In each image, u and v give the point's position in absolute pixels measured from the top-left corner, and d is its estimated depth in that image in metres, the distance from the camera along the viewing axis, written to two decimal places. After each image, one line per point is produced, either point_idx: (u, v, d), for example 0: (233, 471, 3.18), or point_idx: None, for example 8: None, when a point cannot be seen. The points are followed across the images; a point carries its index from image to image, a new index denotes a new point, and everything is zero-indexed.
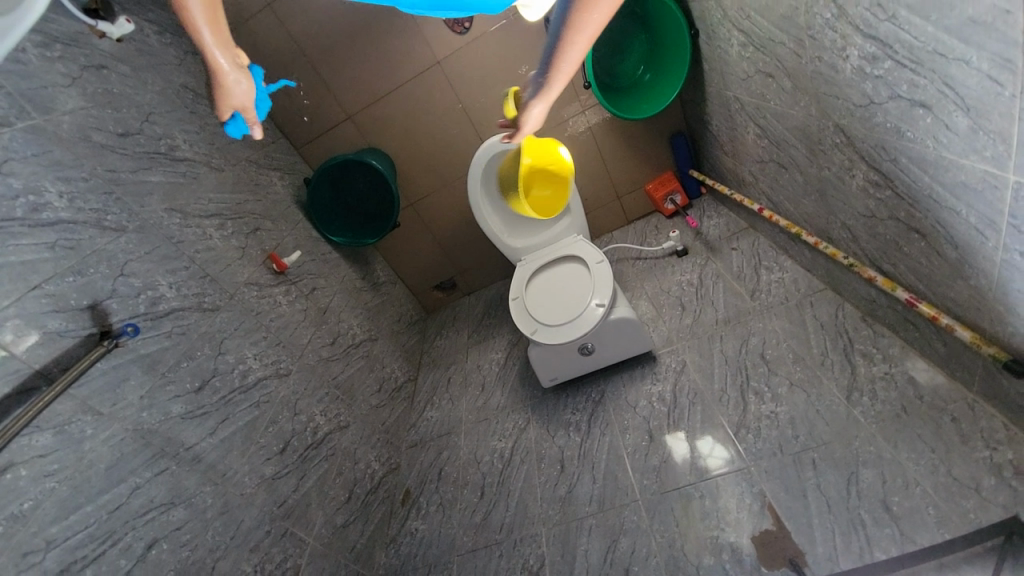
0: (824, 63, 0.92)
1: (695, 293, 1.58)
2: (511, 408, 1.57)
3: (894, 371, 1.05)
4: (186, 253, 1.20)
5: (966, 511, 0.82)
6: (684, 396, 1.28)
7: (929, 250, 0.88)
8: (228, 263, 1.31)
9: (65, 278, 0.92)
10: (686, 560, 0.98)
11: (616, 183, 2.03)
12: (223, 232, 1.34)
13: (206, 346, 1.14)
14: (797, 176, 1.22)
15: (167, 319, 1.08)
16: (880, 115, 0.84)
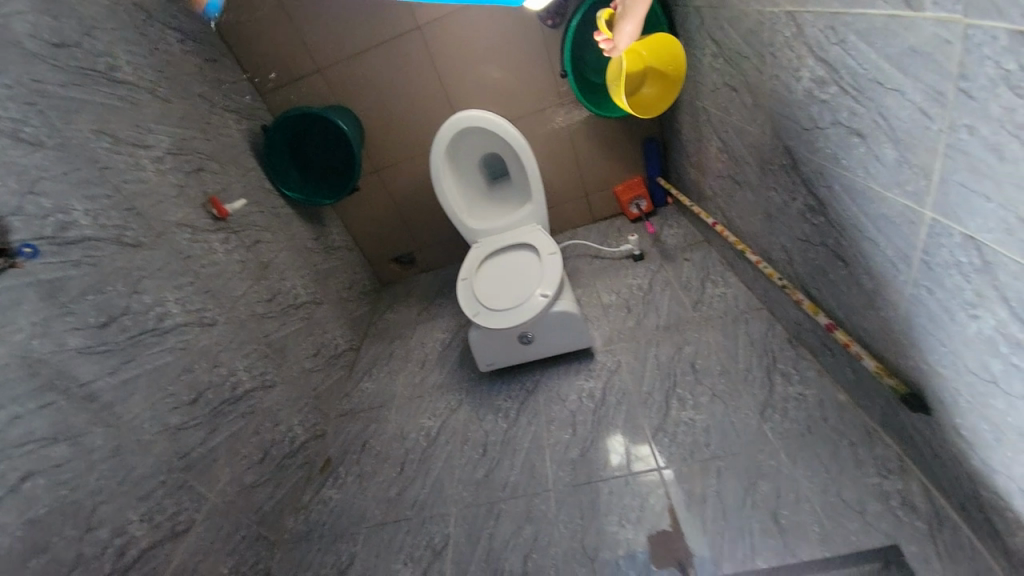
0: (781, 82, 0.93)
1: (642, 297, 1.60)
2: (446, 388, 1.55)
3: (807, 392, 1.09)
4: (112, 181, 1.12)
5: (848, 532, 0.85)
6: (613, 394, 1.30)
7: (850, 278, 0.91)
8: (160, 199, 1.23)
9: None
10: (583, 551, 0.98)
11: (586, 180, 2.03)
12: (160, 166, 1.26)
13: (121, 281, 1.07)
14: (749, 194, 1.25)
15: (78, 246, 1.01)
16: (822, 140, 0.86)
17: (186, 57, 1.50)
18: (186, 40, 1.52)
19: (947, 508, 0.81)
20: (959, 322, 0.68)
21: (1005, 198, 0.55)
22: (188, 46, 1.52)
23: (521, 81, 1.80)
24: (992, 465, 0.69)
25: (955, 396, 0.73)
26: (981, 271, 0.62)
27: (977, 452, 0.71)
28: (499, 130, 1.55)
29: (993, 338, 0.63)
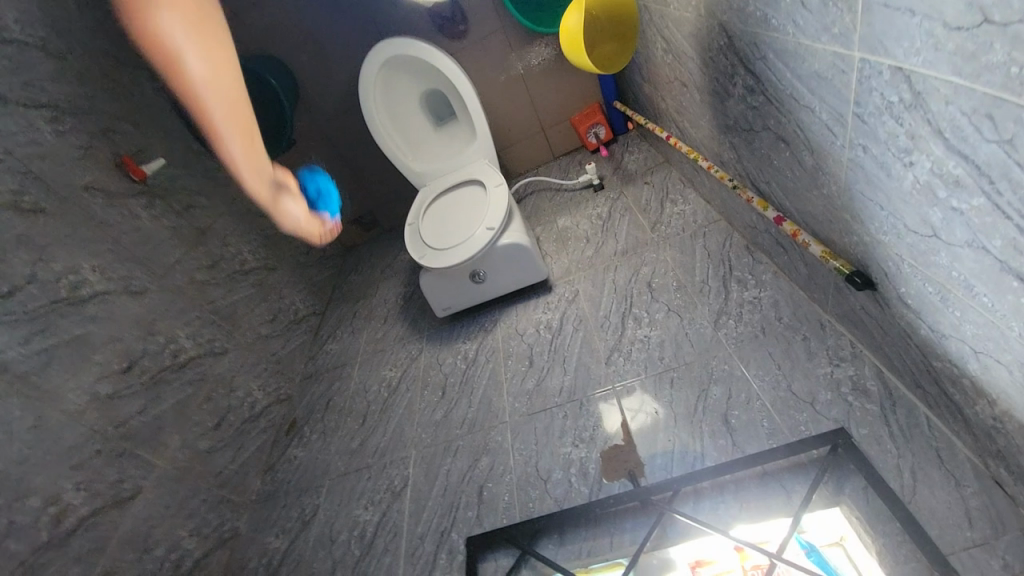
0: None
1: (601, 225, 1.53)
2: (407, 339, 1.51)
3: (762, 296, 1.04)
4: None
5: (798, 423, 0.81)
6: (569, 323, 1.25)
7: (792, 160, 0.83)
8: (61, 162, 1.14)
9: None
10: (537, 474, 0.96)
11: (540, 114, 1.91)
12: (58, 127, 1.16)
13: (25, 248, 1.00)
14: (695, 95, 1.16)
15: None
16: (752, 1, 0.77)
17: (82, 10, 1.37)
18: None
19: (901, 388, 0.77)
20: (896, 176, 0.61)
21: (929, 3, 0.46)
22: None
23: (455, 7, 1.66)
24: (939, 330, 0.64)
25: (899, 264, 0.67)
26: (913, 106, 0.55)
27: (924, 319, 0.66)
28: (429, 56, 1.43)
29: (931, 184, 0.56)
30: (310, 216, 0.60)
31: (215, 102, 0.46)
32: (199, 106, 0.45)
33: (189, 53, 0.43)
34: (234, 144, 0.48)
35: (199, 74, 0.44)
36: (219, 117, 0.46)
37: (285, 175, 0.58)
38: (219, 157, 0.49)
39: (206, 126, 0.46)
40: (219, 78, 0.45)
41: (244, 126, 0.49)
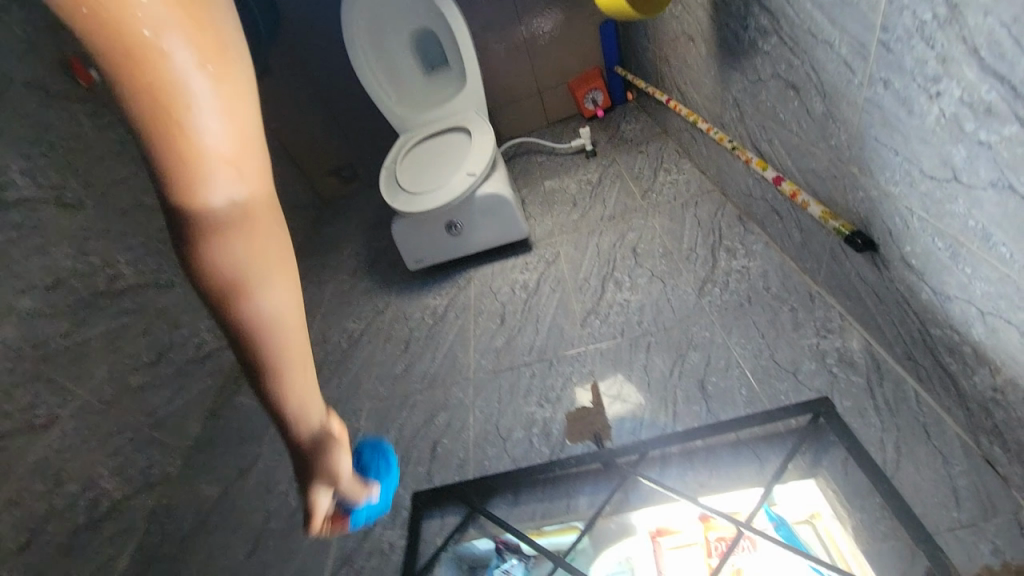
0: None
1: (590, 190, 1.45)
2: (374, 292, 1.41)
3: (751, 265, 0.98)
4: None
5: (778, 391, 0.76)
6: (547, 284, 1.17)
7: (801, 110, 0.77)
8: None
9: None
10: (496, 433, 0.89)
11: (538, 72, 1.81)
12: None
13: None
14: (702, 50, 1.08)
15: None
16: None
17: None
18: None
19: (890, 361, 0.72)
20: (919, 113, 0.55)
21: None
22: None
23: None
24: (942, 291, 0.59)
25: (907, 218, 0.61)
26: (949, 22, 0.48)
27: (927, 281, 0.61)
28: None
29: (959, 116, 0.50)
30: (345, 506, 0.39)
31: (274, 342, 0.31)
32: (263, 356, 0.31)
33: (262, 290, 0.29)
34: (293, 393, 0.33)
35: (269, 315, 0.30)
36: (285, 364, 0.32)
37: (339, 425, 0.39)
38: (266, 402, 0.34)
39: (266, 368, 0.32)
40: (296, 316, 0.32)
41: (308, 365, 0.34)
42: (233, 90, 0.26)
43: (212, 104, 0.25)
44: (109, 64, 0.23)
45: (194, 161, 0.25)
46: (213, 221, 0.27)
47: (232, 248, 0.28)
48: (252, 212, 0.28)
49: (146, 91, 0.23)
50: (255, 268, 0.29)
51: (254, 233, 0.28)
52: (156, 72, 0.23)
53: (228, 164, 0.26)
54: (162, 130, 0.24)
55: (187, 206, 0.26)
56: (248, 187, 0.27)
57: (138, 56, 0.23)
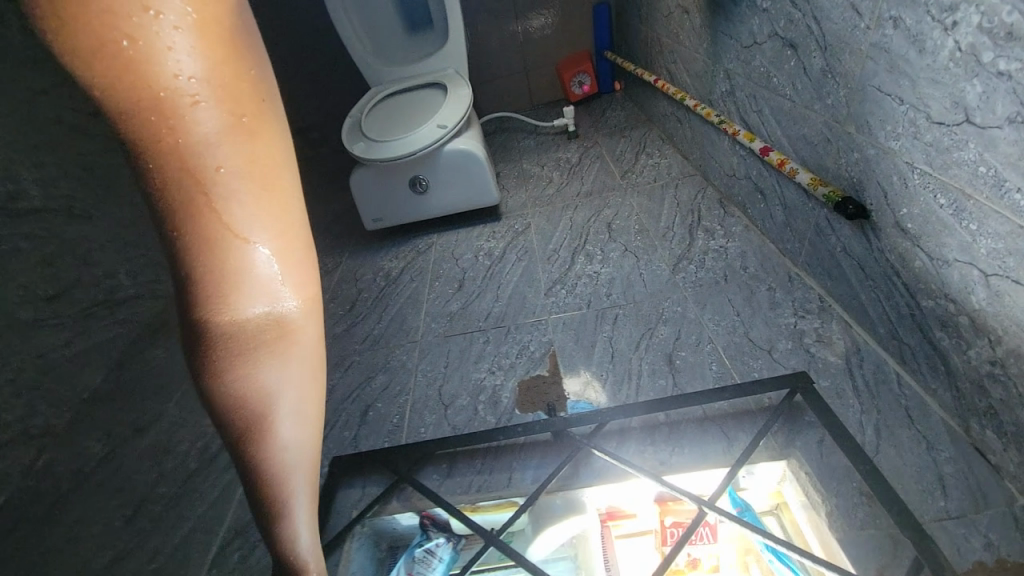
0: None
1: (568, 168, 1.38)
2: (325, 251, 1.29)
3: (729, 245, 0.92)
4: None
5: (751, 369, 0.69)
6: (513, 253, 1.08)
7: (797, 70, 0.71)
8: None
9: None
10: (438, 400, 0.78)
11: (525, 49, 1.73)
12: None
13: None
14: (696, 21, 1.03)
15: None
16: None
17: None
18: None
19: (872, 343, 0.66)
20: (931, 50, 0.49)
21: None
22: None
23: None
24: (940, 255, 0.53)
25: (906, 175, 0.56)
26: None
27: (922, 246, 0.55)
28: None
29: (977, 47, 0.44)
30: None
31: (282, 461, 0.29)
32: (264, 469, 0.29)
33: (277, 401, 0.28)
34: (290, 509, 0.30)
35: (281, 430, 0.28)
36: (286, 479, 0.29)
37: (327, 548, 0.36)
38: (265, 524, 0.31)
39: (269, 494, 0.29)
40: (308, 429, 0.29)
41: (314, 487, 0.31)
42: (271, 188, 0.25)
43: (249, 202, 0.24)
44: (154, 173, 0.22)
45: (236, 278, 0.24)
46: (239, 322, 0.25)
47: (252, 353, 0.26)
48: (279, 314, 0.27)
49: (187, 198, 0.23)
50: (273, 377, 0.27)
51: (280, 339, 0.27)
52: (200, 172, 0.23)
53: (262, 264, 0.25)
54: (206, 240, 0.24)
55: (215, 318, 0.25)
56: (282, 289, 0.26)
57: (187, 168, 0.23)
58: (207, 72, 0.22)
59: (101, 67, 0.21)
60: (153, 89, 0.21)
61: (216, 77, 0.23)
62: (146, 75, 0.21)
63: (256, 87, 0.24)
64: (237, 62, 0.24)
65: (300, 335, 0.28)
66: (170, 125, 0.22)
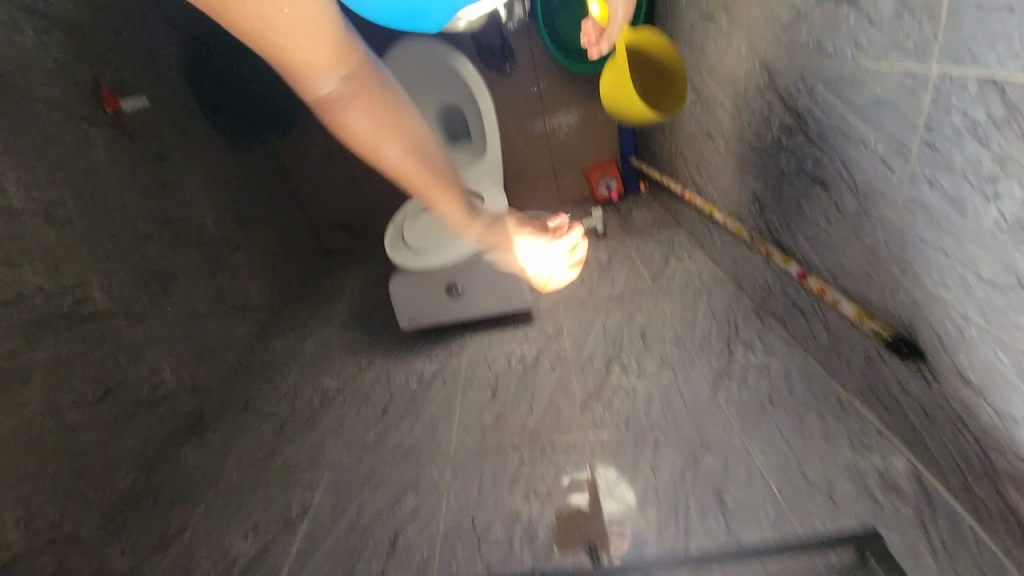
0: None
1: (599, 268, 1.40)
2: (360, 348, 1.32)
3: (772, 362, 0.90)
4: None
5: (812, 516, 0.64)
6: (546, 359, 1.08)
7: (830, 205, 0.74)
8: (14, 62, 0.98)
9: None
10: (472, 528, 0.75)
11: (555, 155, 1.87)
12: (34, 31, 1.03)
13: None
14: (720, 146, 1.09)
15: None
16: (818, 23, 0.70)
17: None
18: None
19: (943, 492, 0.61)
20: (973, 213, 0.50)
21: None
22: None
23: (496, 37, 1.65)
24: (1008, 412, 0.50)
25: (961, 325, 0.55)
26: (1004, 122, 0.45)
27: (989, 399, 0.53)
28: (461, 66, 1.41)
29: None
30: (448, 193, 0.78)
31: (371, 147, 0.63)
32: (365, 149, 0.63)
33: (356, 121, 0.60)
34: (399, 172, 0.66)
35: (364, 139, 0.62)
36: (390, 162, 0.64)
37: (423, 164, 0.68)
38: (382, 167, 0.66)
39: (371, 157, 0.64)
40: (370, 126, 0.61)
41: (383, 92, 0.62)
42: (299, 5, 0.49)
43: (288, 17, 0.49)
44: (252, 30, 0.50)
45: (306, 72, 0.55)
46: (339, 117, 0.59)
47: (354, 134, 0.61)
48: (354, 108, 0.59)
49: (280, 57, 0.53)
50: (361, 136, 0.62)
51: (357, 107, 0.59)
52: (271, 35, 0.50)
53: (326, 82, 0.56)
54: (291, 64, 0.54)
55: (315, 96, 0.57)
56: (330, 81, 0.56)
57: (260, 26, 0.49)
58: None
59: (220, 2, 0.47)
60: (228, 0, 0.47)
61: None
62: None
63: None
64: None
65: (387, 118, 0.62)
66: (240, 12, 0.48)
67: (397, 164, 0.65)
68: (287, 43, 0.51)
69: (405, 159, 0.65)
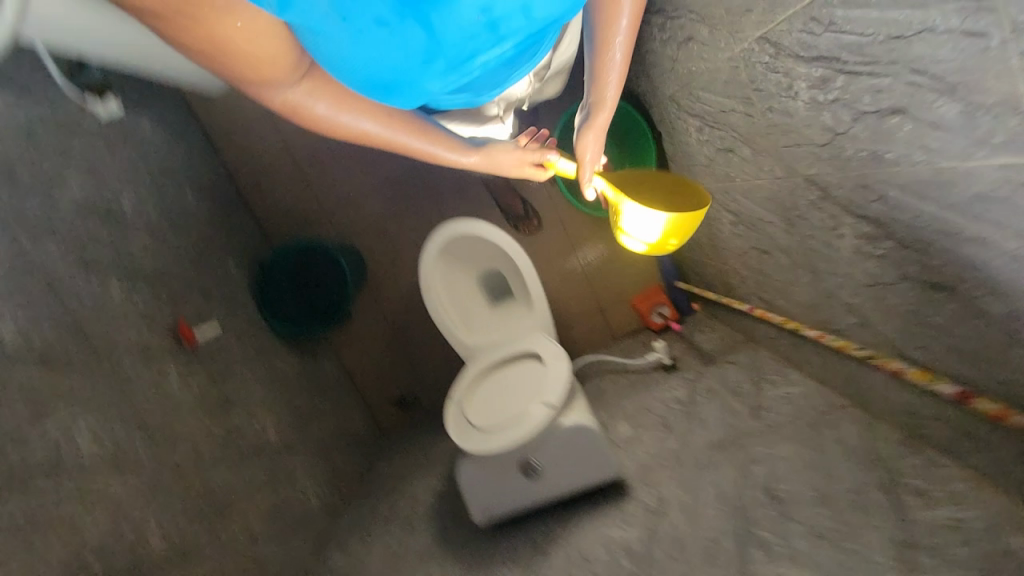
0: (785, 103, 0.80)
1: (682, 412, 1.20)
2: (430, 557, 1.13)
3: (969, 516, 0.67)
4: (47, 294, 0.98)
5: None
6: (661, 546, 0.91)
7: (967, 312, 0.63)
8: (106, 314, 1.08)
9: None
10: None
11: (598, 294, 1.84)
12: (127, 285, 1.17)
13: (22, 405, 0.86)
14: (783, 261, 1.02)
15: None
16: (863, 136, 0.68)
17: (200, 206, 1.55)
18: (204, 193, 1.60)
19: None
20: None
21: None
22: (204, 197, 1.60)
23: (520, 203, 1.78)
24: None
25: None
26: None
27: None
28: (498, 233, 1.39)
29: None
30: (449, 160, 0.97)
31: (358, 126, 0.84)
32: (354, 135, 0.85)
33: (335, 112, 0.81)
34: (384, 143, 0.88)
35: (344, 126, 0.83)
36: (371, 138, 0.87)
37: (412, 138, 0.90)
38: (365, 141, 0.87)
39: (356, 134, 0.85)
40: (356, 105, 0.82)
41: (364, 101, 0.82)
42: (267, 43, 0.65)
43: (261, 55, 0.66)
44: (227, 59, 0.65)
45: (270, 80, 0.72)
46: (305, 116, 0.80)
47: (330, 120, 0.81)
48: (319, 107, 0.79)
49: (244, 72, 0.68)
50: (337, 119, 0.82)
51: (327, 95, 0.79)
52: (244, 62, 0.66)
53: (292, 82, 0.75)
54: (259, 78, 0.71)
55: (281, 94, 0.76)
56: (295, 84, 0.76)
57: (240, 61, 0.66)
58: (225, 20, 0.60)
59: (200, 39, 0.62)
60: (215, 37, 0.61)
61: (227, 23, 0.60)
62: (204, 36, 0.61)
63: (239, 21, 0.60)
64: (231, 16, 0.59)
65: (357, 103, 0.81)
66: (223, 50, 0.63)
67: (370, 130, 0.85)
68: (258, 64, 0.68)
69: (381, 133, 0.86)
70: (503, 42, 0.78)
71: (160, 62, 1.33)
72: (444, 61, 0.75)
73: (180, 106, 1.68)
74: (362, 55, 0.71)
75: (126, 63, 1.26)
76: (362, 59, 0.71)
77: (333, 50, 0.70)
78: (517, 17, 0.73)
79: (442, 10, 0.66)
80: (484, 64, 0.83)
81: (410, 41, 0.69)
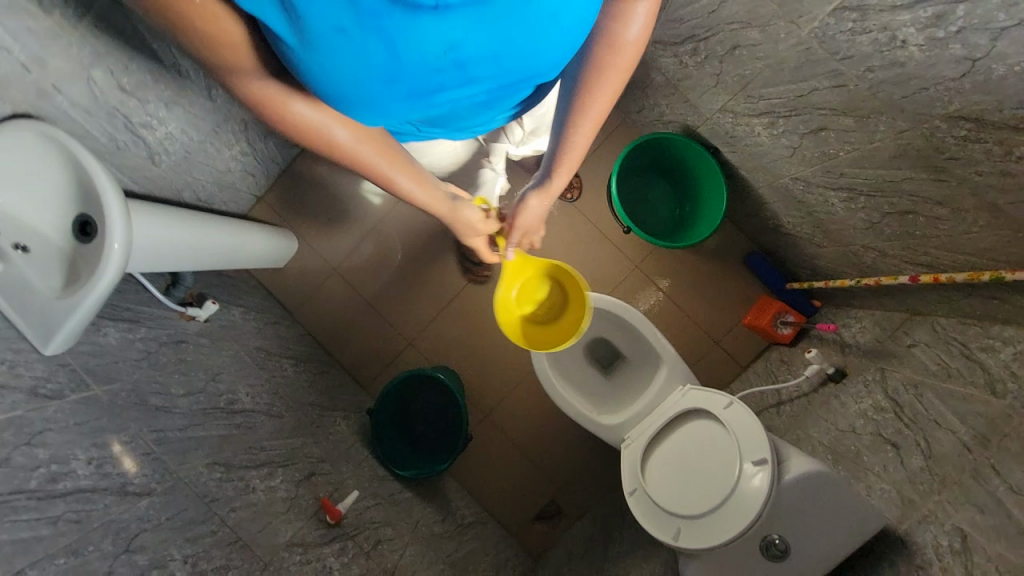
0: (893, 55, 0.77)
1: (899, 418, 1.05)
2: None
3: None
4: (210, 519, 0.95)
5: None
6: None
7: None
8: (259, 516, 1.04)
9: (35, 563, 0.71)
10: None
11: (704, 327, 1.72)
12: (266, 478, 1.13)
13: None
14: (943, 211, 0.92)
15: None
16: (1011, 52, 0.63)
17: (300, 375, 1.58)
18: (299, 362, 1.64)
19: None
20: None
21: None
22: (301, 366, 1.63)
23: (591, 266, 1.75)
24: None
25: None
26: None
27: None
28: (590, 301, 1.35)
29: None
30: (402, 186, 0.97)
31: (325, 136, 0.83)
32: (320, 142, 0.85)
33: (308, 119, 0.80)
34: (345, 157, 0.88)
35: (311, 132, 0.82)
36: (335, 150, 0.86)
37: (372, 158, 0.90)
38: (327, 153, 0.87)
39: (321, 143, 0.85)
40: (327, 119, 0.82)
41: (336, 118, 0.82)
42: (241, 31, 0.65)
43: (233, 43, 0.66)
44: (199, 38, 0.64)
45: (243, 69, 0.71)
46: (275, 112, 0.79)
47: (300, 123, 0.81)
48: (289, 110, 0.79)
49: (217, 56, 0.67)
50: (307, 123, 0.81)
51: (302, 100, 0.78)
52: (216, 46, 0.66)
53: (266, 77, 0.74)
54: (231, 66, 0.70)
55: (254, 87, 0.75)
56: (272, 81, 0.75)
57: (212, 43, 0.65)
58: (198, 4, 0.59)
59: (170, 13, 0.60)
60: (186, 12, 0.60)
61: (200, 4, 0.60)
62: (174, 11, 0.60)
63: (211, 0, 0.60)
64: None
65: (330, 113, 0.81)
66: (194, 32, 0.63)
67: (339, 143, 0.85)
68: (232, 55, 0.68)
69: (346, 148, 0.86)
70: (469, 82, 0.77)
71: (228, 254, 1.44)
72: (406, 83, 0.72)
73: (258, 291, 1.79)
74: (319, 59, 0.66)
75: (207, 266, 1.38)
76: (326, 68, 0.67)
77: (294, 63, 0.68)
78: (482, 64, 0.72)
79: (404, 42, 0.64)
80: (450, 95, 0.80)
81: (372, 58, 0.66)
